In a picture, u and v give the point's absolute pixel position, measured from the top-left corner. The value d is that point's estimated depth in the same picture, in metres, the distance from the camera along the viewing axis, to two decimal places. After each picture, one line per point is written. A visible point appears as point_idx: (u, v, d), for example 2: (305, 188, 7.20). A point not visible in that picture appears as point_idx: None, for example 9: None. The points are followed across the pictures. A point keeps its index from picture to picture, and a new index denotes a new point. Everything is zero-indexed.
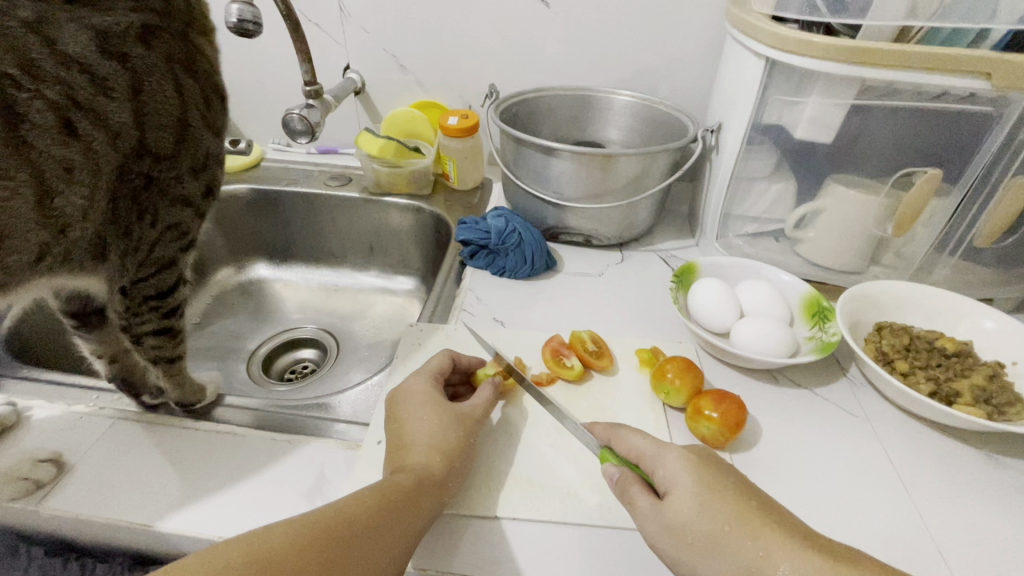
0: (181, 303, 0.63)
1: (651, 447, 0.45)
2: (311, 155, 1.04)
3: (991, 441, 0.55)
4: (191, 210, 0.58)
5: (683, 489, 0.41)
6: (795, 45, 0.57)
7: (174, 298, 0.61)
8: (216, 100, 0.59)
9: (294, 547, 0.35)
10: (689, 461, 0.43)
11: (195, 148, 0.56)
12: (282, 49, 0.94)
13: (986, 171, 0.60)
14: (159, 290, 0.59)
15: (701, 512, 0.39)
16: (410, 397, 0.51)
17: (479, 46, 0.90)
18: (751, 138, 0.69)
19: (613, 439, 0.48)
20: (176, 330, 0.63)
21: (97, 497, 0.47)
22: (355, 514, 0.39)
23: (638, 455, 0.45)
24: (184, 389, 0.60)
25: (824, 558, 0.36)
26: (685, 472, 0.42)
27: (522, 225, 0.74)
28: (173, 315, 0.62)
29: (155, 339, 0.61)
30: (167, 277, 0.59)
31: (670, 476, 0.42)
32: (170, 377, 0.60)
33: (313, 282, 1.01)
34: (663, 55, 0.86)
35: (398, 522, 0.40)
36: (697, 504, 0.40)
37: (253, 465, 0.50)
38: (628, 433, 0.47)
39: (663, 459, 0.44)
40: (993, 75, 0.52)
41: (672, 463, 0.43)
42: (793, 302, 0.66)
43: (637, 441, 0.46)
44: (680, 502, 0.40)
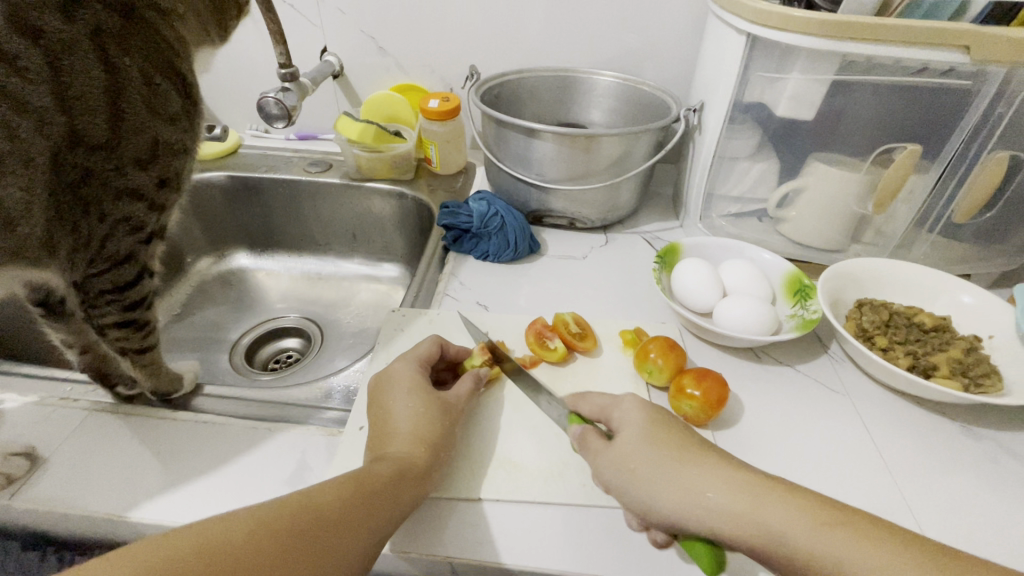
0: (147, 294, 0.61)
1: (608, 399, 0.48)
2: (290, 141, 1.02)
3: (968, 413, 0.56)
4: (145, 203, 0.57)
5: (633, 426, 0.43)
6: (776, 20, 0.56)
7: (136, 290, 0.60)
8: (166, 80, 0.56)
9: (249, 534, 0.33)
10: (645, 406, 0.45)
11: (138, 133, 0.53)
12: (256, 32, 0.91)
13: (965, 146, 0.60)
14: (117, 284, 0.58)
15: (643, 443, 0.41)
16: (395, 383, 0.51)
17: (460, 26, 0.88)
18: (733, 117, 0.68)
19: (578, 401, 0.49)
20: (146, 322, 0.61)
21: (72, 488, 0.47)
22: (325, 502, 0.38)
23: (599, 409, 0.48)
24: (156, 376, 0.59)
25: (754, 476, 0.37)
26: (638, 415, 0.44)
27: (504, 208, 0.73)
28: (137, 307, 0.60)
29: (119, 331, 0.59)
30: (125, 272, 0.58)
31: (624, 418, 0.45)
32: (144, 366, 0.59)
33: (295, 271, 1.00)
34: (644, 36, 0.85)
35: (362, 518, 0.39)
36: (644, 438, 0.42)
37: (234, 453, 0.50)
38: (593, 394, 0.49)
39: (620, 406, 0.46)
40: (971, 48, 0.52)
41: (628, 407, 0.45)
42: (775, 281, 0.66)
43: (598, 399, 0.48)
44: (627, 437, 0.43)
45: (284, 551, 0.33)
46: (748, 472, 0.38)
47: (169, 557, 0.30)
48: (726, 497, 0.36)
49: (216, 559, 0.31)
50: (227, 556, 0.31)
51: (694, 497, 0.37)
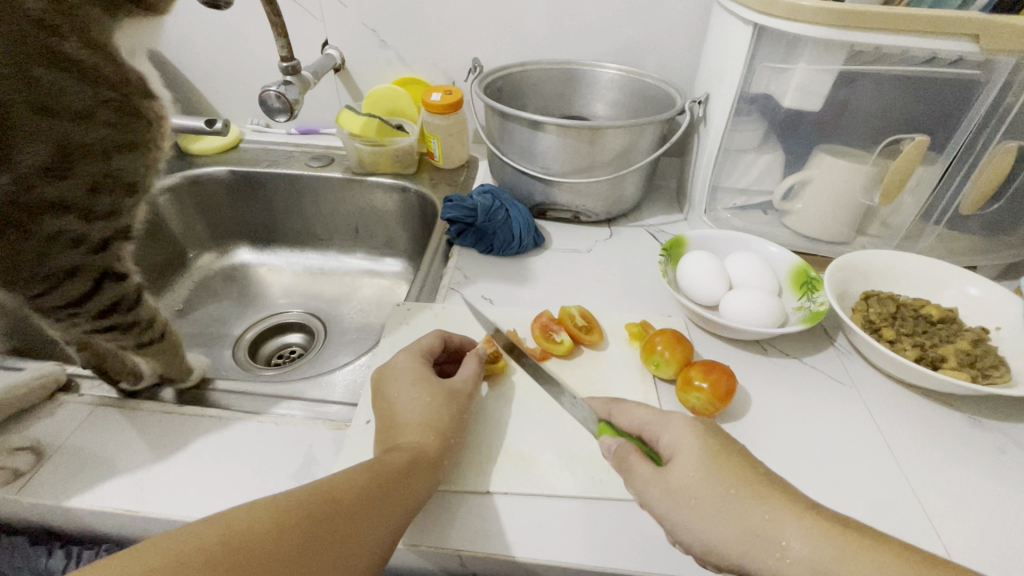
0: (125, 294, 0.58)
1: (654, 415, 0.44)
2: (291, 136, 1.02)
3: (976, 404, 0.56)
4: (77, 216, 0.51)
5: (688, 454, 0.40)
6: (784, 9, 0.56)
7: (99, 298, 0.56)
8: (42, 64, 0.46)
9: (268, 525, 0.33)
10: (698, 428, 0.42)
11: (29, 142, 0.46)
12: (257, 25, 0.90)
13: (972, 138, 0.60)
14: (72, 298, 0.54)
15: (704, 477, 0.39)
16: (398, 375, 0.51)
17: (462, 19, 0.88)
18: (738, 108, 0.68)
19: (613, 412, 0.47)
20: (138, 318, 0.59)
21: (79, 483, 0.46)
22: (342, 492, 0.38)
23: (639, 425, 0.45)
24: (165, 365, 0.60)
25: (832, 521, 0.35)
26: (692, 439, 0.41)
27: (509, 202, 0.73)
28: (112, 312, 0.57)
29: (107, 332, 0.58)
30: (75, 287, 0.54)
31: (676, 442, 0.42)
32: (151, 357, 0.60)
33: (298, 266, 0.99)
34: (648, 28, 0.84)
35: (383, 504, 0.39)
36: (704, 470, 0.39)
37: (241, 446, 0.49)
38: (628, 405, 0.46)
39: (668, 426, 0.43)
40: (980, 36, 0.52)
41: (678, 429, 0.42)
42: (781, 273, 0.66)
43: (637, 412, 0.45)
44: (684, 467, 0.40)
45: (304, 544, 0.34)
46: (822, 518, 0.35)
47: (198, 561, 0.30)
48: (804, 545, 0.34)
49: (234, 552, 0.31)
50: (252, 553, 0.32)
51: (769, 547, 0.35)
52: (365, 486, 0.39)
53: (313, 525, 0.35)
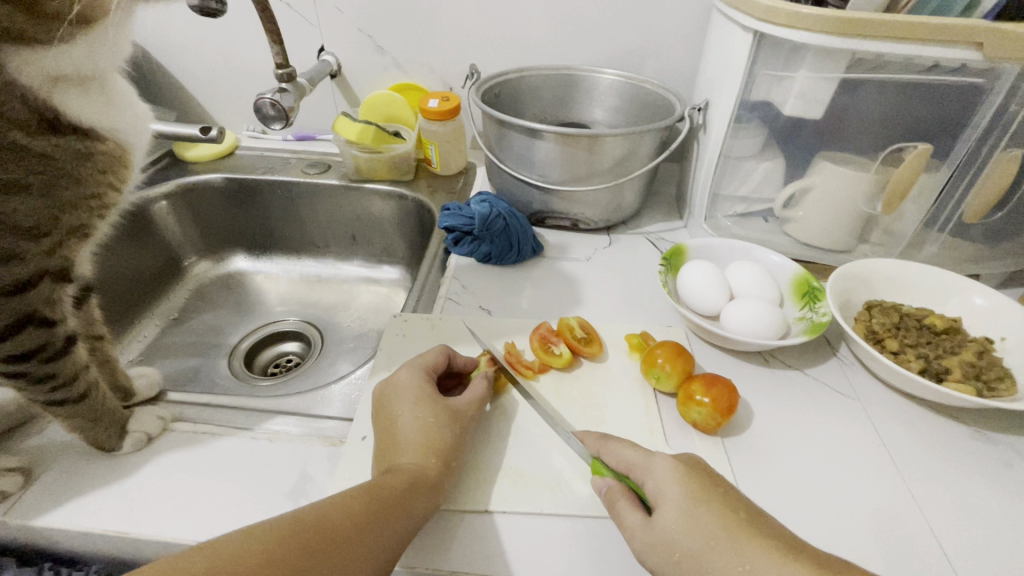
0: (52, 340, 0.49)
1: (640, 457, 0.44)
2: (287, 142, 1.01)
3: (981, 417, 0.55)
4: (48, 275, 0.50)
5: (671, 501, 0.40)
6: (785, 17, 0.55)
7: (59, 340, 0.50)
8: None
9: (264, 554, 0.33)
10: (680, 473, 0.41)
11: None
12: (252, 32, 0.90)
13: (976, 146, 0.59)
14: (21, 351, 0.47)
15: (686, 527, 0.38)
16: (400, 392, 0.50)
17: (459, 25, 0.87)
18: (738, 116, 0.67)
19: (603, 450, 0.46)
20: (56, 372, 0.49)
21: (68, 505, 0.45)
22: (339, 517, 0.37)
23: (626, 465, 0.44)
24: (97, 429, 0.50)
25: (810, 570, 0.35)
26: (673, 484, 0.41)
27: (506, 210, 0.72)
28: (54, 357, 0.49)
29: (13, 381, 0.48)
30: (26, 337, 0.47)
31: (660, 488, 0.41)
32: (77, 422, 0.49)
33: (294, 273, 0.99)
34: (646, 33, 0.84)
35: (381, 529, 0.38)
36: (687, 519, 0.39)
37: (234, 464, 0.49)
38: (617, 443, 0.46)
39: (652, 469, 0.43)
40: (984, 45, 0.51)
41: (663, 474, 0.42)
42: (783, 283, 0.65)
43: (624, 453, 0.45)
44: (667, 516, 0.39)
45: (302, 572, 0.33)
46: (803, 568, 0.35)
47: None
48: None
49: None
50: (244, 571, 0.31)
51: None
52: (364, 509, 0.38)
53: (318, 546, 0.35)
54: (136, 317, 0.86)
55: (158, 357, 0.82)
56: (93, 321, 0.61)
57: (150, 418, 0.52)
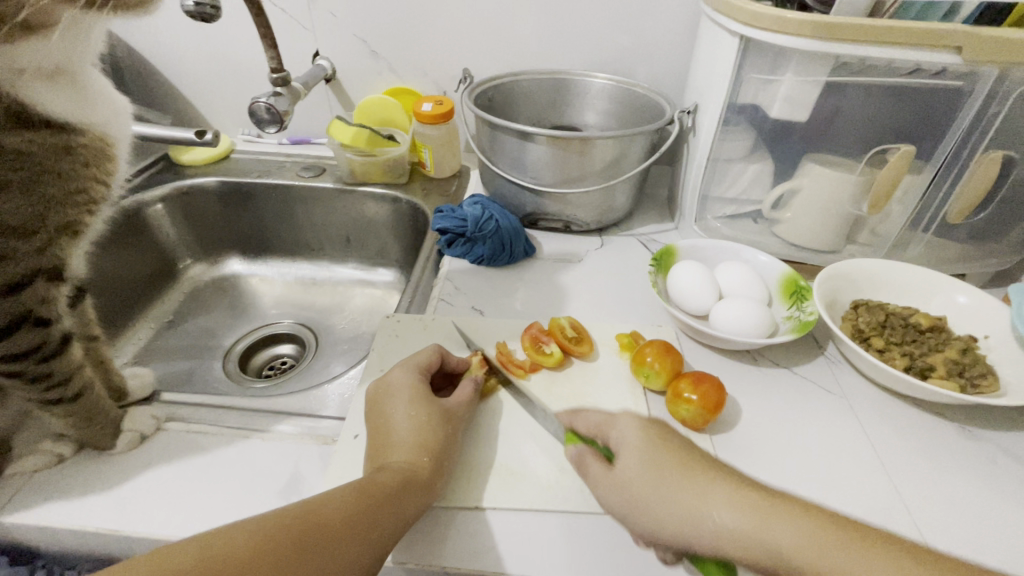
0: (48, 340, 0.50)
1: (605, 417, 0.47)
2: (282, 146, 1.01)
3: (966, 413, 0.56)
4: (40, 276, 0.51)
5: (631, 447, 0.43)
6: (770, 22, 0.56)
7: (51, 340, 0.50)
8: None
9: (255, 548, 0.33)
10: (640, 424, 0.45)
11: None
12: (248, 37, 0.91)
13: (958, 148, 0.60)
14: (16, 351, 0.48)
15: (642, 466, 0.41)
16: (395, 391, 0.50)
17: (452, 30, 0.88)
18: (727, 119, 0.68)
19: (573, 419, 0.49)
20: (52, 371, 0.50)
21: (61, 505, 0.45)
22: (330, 515, 0.37)
23: (595, 427, 0.47)
24: (92, 428, 0.50)
25: (752, 495, 0.38)
26: (635, 434, 0.44)
27: (499, 212, 0.72)
28: (49, 357, 0.50)
29: (10, 379, 0.49)
30: (22, 337, 0.48)
31: (621, 439, 0.45)
32: (73, 421, 0.49)
33: (289, 276, 0.99)
34: (637, 38, 0.85)
35: (372, 527, 0.39)
36: (643, 459, 0.42)
37: (227, 463, 0.49)
38: (587, 411, 0.49)
39: (617, 424, 0.46)
40: (964, 48, 0.52)
41: (626, 427, 0.45)
42: (771, 283, 0.66)
43: (593, 416, 0.48)
44: (626, 459, 0.43)
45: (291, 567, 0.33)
46: (745, 492, 0.38)
47: None
48: (728, 518, 0.37)
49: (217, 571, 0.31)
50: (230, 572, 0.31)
51: (698, 524, 0.37)
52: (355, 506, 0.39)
53: (306, 549, 0.35)
54: (131, 320, 0.86)
55: (152, 359, 0.82)
56: (89, 322, 0.62)
57: (144, 417, 0.52)
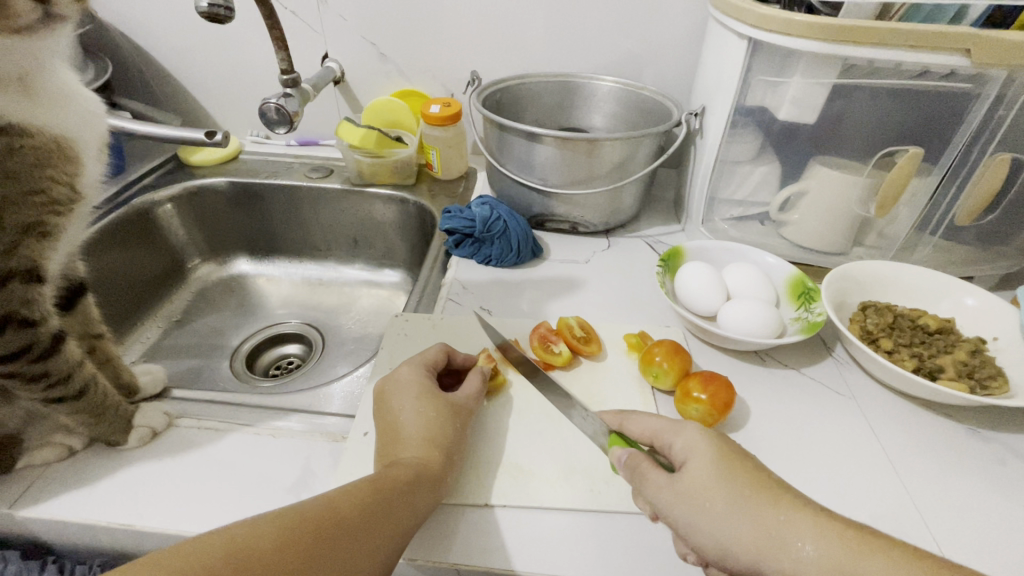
0: (38, 340, 0.47)
1: (667, 423, 0.44)
2: (290, 147, 1.02)
3: (975, 415, 0.56)
4: (16, 277, 0.47)
5: (701, 457, 0.40)
6: (778, 24, 0.57)
7: (41, 338, 0.48)
8: None
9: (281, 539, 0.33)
10: (708, 433, 0.42)
11: None
12: (258, 39, 0.91)
13: (966, 150, 0.60)
14: (5, 352, 0.46)
15: (717, 479, 0.38)
16: (402, 388, 0.51)
17: (461, 33, 0.89)
18: (734, 121, 0.69)
19: (624, 423, 0.47)
20: (49, 370, 0.48)
21: (73, 499, 0.46)
22: (345, 508, 0.38)
23: (651, 433, 0.45)
24: (102, 424, 0.49)
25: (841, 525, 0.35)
26: (704, 443, 0.41)
27: (507, 213, 0.73)
28: (44, 356, 0.48)
29: (9, 380, 0.47)
30: (8, 338, 0.46)
31: (687, 447, 0.42)
32: (82, 418, 0.49)
33: (296, 276, 1.00)
34: (644, 41, 0.86)
35: (387, 521, 0.39)
36: (715, 472, 0.39)
37: (237, 460, 0.49)
38: (639, 415, 0.47)
39: (680, 431, 0.43)
40: (972, 51, 0.52)
41: (690, 434, 0.42)
42: (778, 283, 0.66)
43: (648, 422, 0.46)
44: (695, 468, 0.40)
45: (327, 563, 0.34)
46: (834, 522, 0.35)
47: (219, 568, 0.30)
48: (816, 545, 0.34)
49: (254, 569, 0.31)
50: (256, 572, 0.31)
51: (783, 549, 0.35)
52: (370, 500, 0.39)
53: (331, 544, 0.35)
54: (138, 319, 0.86)
55: (160, 358, 0.82)
56: (91, 321, 0.59)
57: (156, 413, 0.52)
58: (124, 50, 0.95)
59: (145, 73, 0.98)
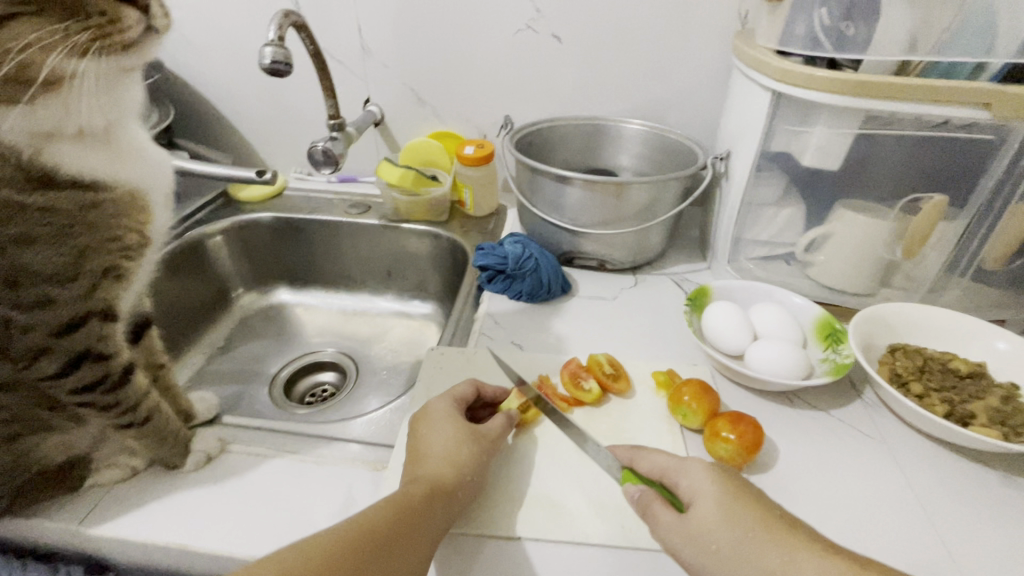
0: (109, 372, 0.51)
1: (674, 461, 0.46)
2: (331, 184, 1.08)
3: (1010, 462, 0.55)
4: (95, 315, 0.51)
5: (709, 498, 0.42)
6: (801, 78, 0.60)
7: (111, 369, 0.51)
8: None
9: (329, 557, 0.37)
10: (714, 474, 0.44)
11: None
12: (306, 86, 0.98)
13: (993, 195, 0.61)
14: (83, 384, 0.50)
15: (723, 520, 0.40)
16: (432, 415, 0.54)
17: (496, 79, 0.94)
18: (759, 165, 0.71)
19: (634, 459, 0.49)
20: (119, 400, 0.52)
21: (134, 518, 0.49)
22: (377, 521, 0.41)
23: (660, 470, 0.47)
24: (165, 448, 0.53)
25: (848, 563, 0.36)
26: (710, 483, 0.43)
27: (538, 251, 0.76)
28: (115, 388, 0.52)
29: (85, 408, 0.52)
30: (86, 371, 0.50)
31: (694, 486, 0.44)
32: (147, 442, 0.53)
33: (332, 306, 1.04)
34: (671, 87, 0.89)
35: (415, 532, 0.42)
36: (722, 512, 0.41)
37: (284, 485, 0.52)
38: (650, 452, 0.49)
39: (686, 471, 0.45)
40: (992, 105, 0.54)
41: (696, 475, 0.44)
42: (804, 324, 0.67)
43: (657, 459, 0.48)
44: (702, 510, 0.41)
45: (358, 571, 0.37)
46: (842, 561, 0.37)
47: None
48: None
49: None
50: None
51: None
52: (389, 513, 0.42)
53: (355, 558, 0.38)
54: (186, 345, 0.91)
55: (205, 384, 0.87)
56: (154, 352, 0.63)
57: (211, 439, 0.55)
58: (186, 95, 1.03)
59: (202, 116, 1.05)
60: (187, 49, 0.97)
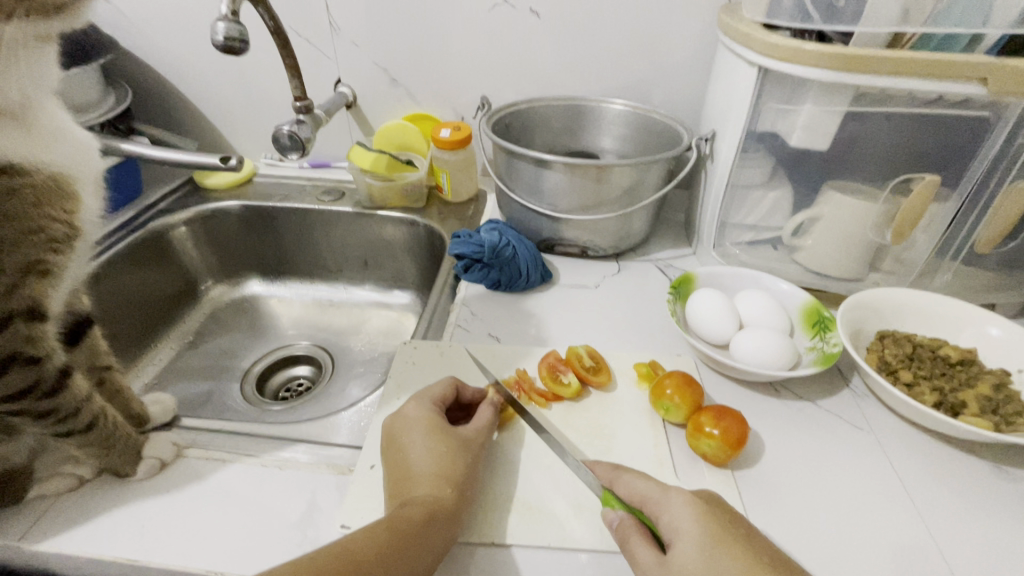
0: (43, 377, 0.48)
1: (655, 490, 0.44)
2: (303, 169, 1.03)
3: (999, 451, 0.54)
4: (19, 315, 0.47)
5: (691, 540, 0.40)
6: (787, 52, 0.56)
7: (46, 374, 0.48)
8: None
9: None
10: (697, 510, 0.41)
11: None
12: (272, 66, 0.93)
13: (986, 175, 0.59)
14: (13, 391, 0.47)
15: (705, 569, 0.38)
16: (412, 425, 0.50)
17: (472, 57, 0.90)
18: (745, 145, 0.68)
19: (614, 482, 0.46)
20: (57, 406, 0.49)
21: (78, 533, 0.46)
22: (366, 553, 0.38)
23: (640, 497, 0.44)
24: (111, 455, 0.50)
25: None
26: (694, 523, 0.40)
27: (516, 238, 0.73)
28: (53, 394, 0.49)
29: (19, 417, 0.49)
30: (14, 377, 0.47)
31: (676, 524, 0.41)
32: (91, 450, 0.50)
33: (307, 297, 1.00)
34: (655, 64, 0.86)
35: (411, 559, 0.39)
36: (705, 559, 0.38)
37: (242, 493, 0.49)
38: (629, 474, 0.46)
39: (668, 505, 0.42)
40: (988, 79, 0.52)
41: (679, 510, 0.42)
42: (792, 311, 0.65)
43: (638, 484, 0.45)
44: (684, 555, 0.39)
45: None
46: None
47: None
48: None
49: None
50: None
51: None
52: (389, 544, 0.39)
53: None
54: (150, 342, 0.87)
55: (172, 381, 0.83)
56: (98, 353, 0.60)
57: (164, 444, 0.52)
58: (144, 76, 0.97)
59: (162, 99, 0.99)
60: (142, 28, 0.91)
